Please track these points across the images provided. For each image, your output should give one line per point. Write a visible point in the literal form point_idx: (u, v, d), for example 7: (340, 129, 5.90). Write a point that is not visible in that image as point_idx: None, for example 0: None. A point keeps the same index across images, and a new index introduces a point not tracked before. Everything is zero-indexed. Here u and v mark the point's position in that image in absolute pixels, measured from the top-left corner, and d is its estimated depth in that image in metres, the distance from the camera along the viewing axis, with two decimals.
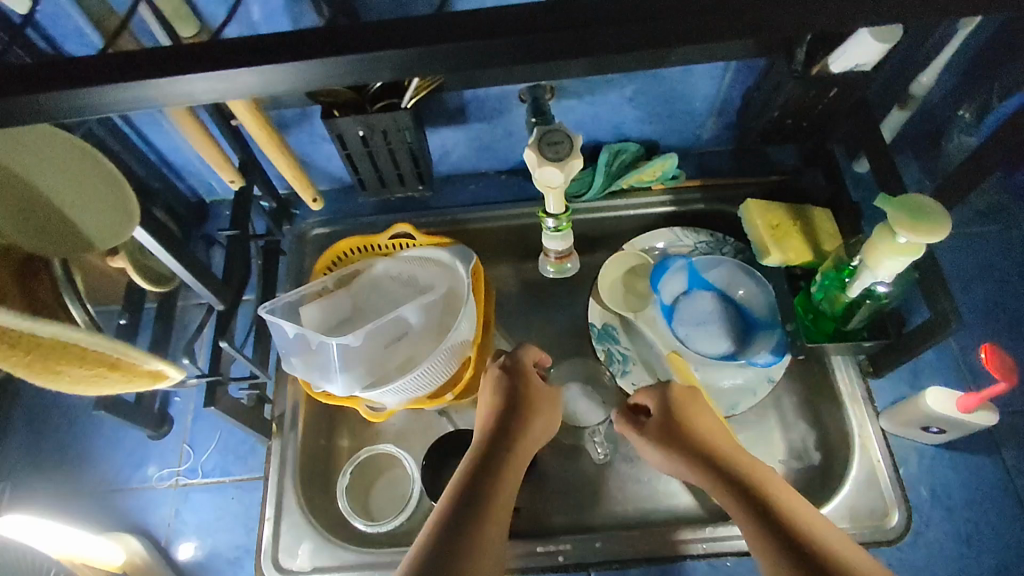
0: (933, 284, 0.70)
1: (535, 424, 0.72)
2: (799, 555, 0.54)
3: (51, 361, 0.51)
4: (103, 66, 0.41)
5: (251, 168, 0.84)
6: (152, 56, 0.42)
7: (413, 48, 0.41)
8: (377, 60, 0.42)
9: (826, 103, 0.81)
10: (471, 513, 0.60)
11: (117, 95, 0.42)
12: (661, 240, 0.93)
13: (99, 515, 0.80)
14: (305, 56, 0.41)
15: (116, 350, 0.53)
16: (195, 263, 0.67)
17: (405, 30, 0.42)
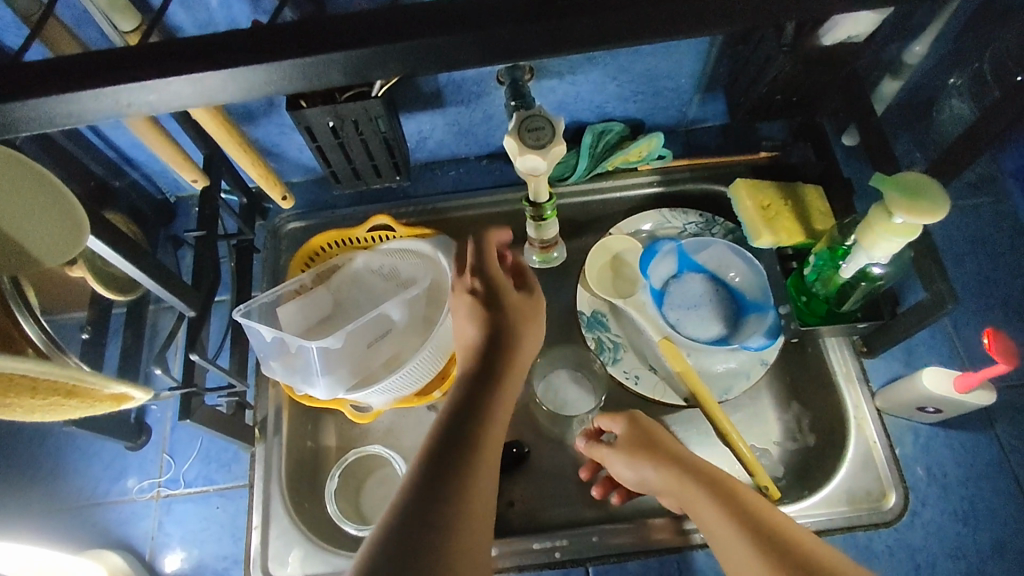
0: (930, 262, 0.68)
1: (520, 352, 0.63)
2: (779, 556, 0.53)
3: (0, 395, 0.46)
4: (48, 75, 0.39)
5: (217, 163, 0.79)
6: (102, 62, 0.40)
7: (365, 49, 0.40)
8: (324, 63, 0.40)
9: (816, 75, 0.78)
10: (456, 463, 0.51)
11: (62, 107, 0.40)
12: (647, 222, 0.91)
13: (79, 531, 0.78)
14: (251, 61, 0.39)
15: (72, 376, 0.49)
16: (159, 270, 0.63)
17: (355, 29, 0.40)
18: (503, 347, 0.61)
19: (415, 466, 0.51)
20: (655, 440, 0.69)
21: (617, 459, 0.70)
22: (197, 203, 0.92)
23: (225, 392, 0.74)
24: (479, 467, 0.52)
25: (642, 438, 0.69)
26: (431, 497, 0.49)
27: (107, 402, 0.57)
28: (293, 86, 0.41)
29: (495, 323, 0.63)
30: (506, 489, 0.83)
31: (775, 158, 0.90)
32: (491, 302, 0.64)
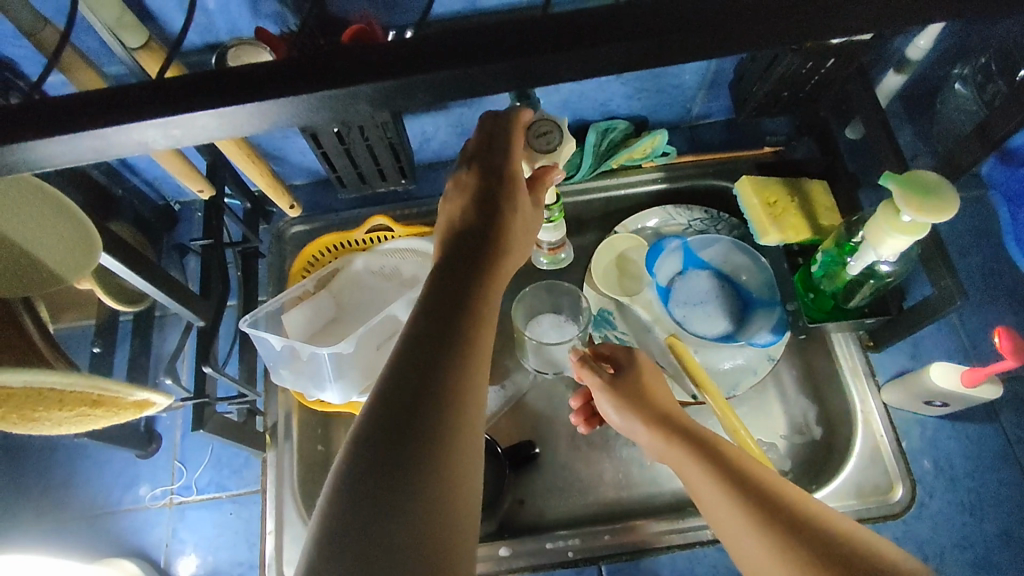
0: (937, 258, 0.68)
1: (517, 249, 0.55)
2: (759, 499, 0.52)
3: (28, 409, 0.47)
4: (43, 116, 0.34)
5: (220, 170, 0.79)
6: (94, 98, 0.34)
7: (395, 80, 0.34)
8: (354, 96, 0.35)
9: (821, 72, 0.78)
10: (438, 368, 0.45)
11: (46, 150, 0.34)
12: (652, 218, 0.91)
13: (93, 540, 0.78)
14: (274, 95, 0.34)
15: (98, 386, 0.50)
16: (167, 282, 0.63)
17: (388, 54, 0.35)
18: (497, 237, 0.53)
19: (390, 370, 0.45)
20: (645, 394, 0.67)
21: (608, 403, 0.69)
22: (200, 208, 0.92)
23: (237, 401, 0.74)
24: (467, 368, 0.45)
25: (632, 389, 0.67)
26: (411, 412, 0.43)
27: (128, 412, 0.56)
28: (317, 119, 0.36)
29: (491, 212, 0.54)
30: (517, 488, 0.83)
31: (779, 153, 0.90)
32: (492, 191, 0.54)
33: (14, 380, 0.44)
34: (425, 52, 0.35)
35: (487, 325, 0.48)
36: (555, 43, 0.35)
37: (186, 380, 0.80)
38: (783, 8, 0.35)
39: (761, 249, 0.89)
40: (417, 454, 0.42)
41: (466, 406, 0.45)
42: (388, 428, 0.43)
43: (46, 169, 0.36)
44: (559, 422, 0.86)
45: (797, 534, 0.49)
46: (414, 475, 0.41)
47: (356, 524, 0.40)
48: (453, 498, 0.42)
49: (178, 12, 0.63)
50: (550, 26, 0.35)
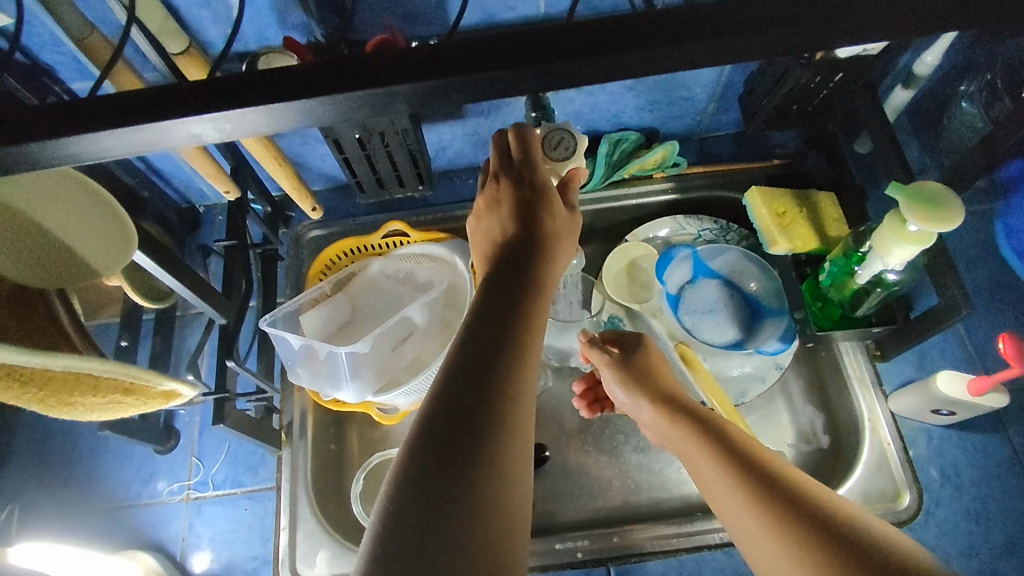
0: (943, 269, 0.69)
1: (557, 260, 0.57)
2: (768, 484, 0.54)
3: (64, 393, 0.50)
4: (100, 109, 0.36)
5: (244, 173, 0.81)
6: (150, 95, 0.36)
7: (430, 80, 0.37)
8: (392, 95, 0.37)
9: (830, 87, 0.80)
10: (486, 378, 0.47)
11: (101, 143, 0.37)
12: (663, 228, 0.93)
13: (111, 532, 0.80)
14: (317, 91, 0.36)
15: (130, 376, 0.52)
16: (194, 279, 0.65)
17: (426, 57, 0.37)
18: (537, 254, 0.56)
19: (441, 379, 0.47)
20: (650, 374, 0.69)
21: (614, 382, 0.71)
22: (222, 212, 0.94)
23: (255, 398, 0.77)
24: (514, 377, 0.47)
25: (639, 373, 0.69)
26: (467, 413, 0.45)
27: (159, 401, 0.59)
28: (357, 116, 0.39)
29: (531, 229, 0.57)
30: None
31: (788, 165, 0.92)
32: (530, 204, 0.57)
33: (55, 365, 0.46)
34: (457, 56, 0.37)
35: (530, 337, 0.51)
36: (577, 50, 0.37)
37: (206, 377, 0.82)
38: (791, 19, 0.37)
39: (770, 259, 0.90)
40: (468, 458, 0.43)
41: (513, 414, 0.46)
42: (440, 431, 0.44)
43: (100, 159, 0.38)
44: (569, 427, 0.87)
45: (820, 532, 0.49)
46: (465, 477, 0.43)
47: (422, 523, 0.41)
48: (501, 501, 0.44)
49: (213, 23, 0.66)
50: (575, 36, 0.37)
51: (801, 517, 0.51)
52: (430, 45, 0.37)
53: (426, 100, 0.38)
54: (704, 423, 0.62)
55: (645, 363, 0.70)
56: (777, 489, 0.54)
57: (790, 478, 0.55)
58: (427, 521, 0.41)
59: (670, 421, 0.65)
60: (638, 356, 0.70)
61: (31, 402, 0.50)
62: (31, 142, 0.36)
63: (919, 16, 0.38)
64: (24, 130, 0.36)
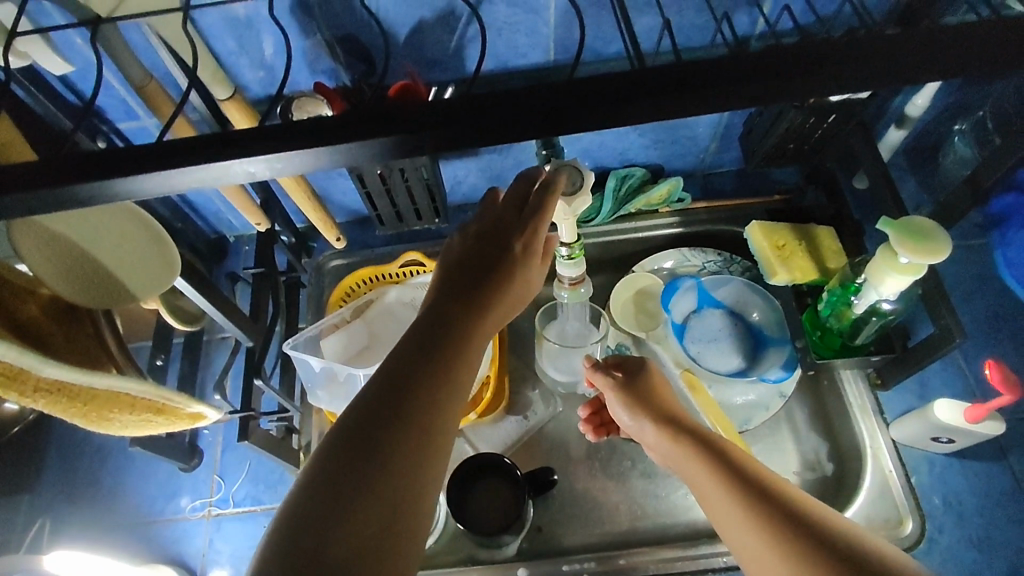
0: (936, 299, 0.72)
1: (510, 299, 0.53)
2: (765, 497, 0.57)
3: (106, 410, 0.55)
4: (168, 151, 0.41)
5: (273, 206, 0.87)
6: (212, 139, 0.42)
7: (454, 126, 0.41)
8: (419, 139, 0.42)
9: (825, 127, 0.84)
10: (410, 401, 0.46)
11: (165, 180, 0.41)
12: (668, 260, 0.97)
13: (135, 546, 0.83)
14: (353, 138, 0.41)
15: (162, 396, 0.57)
16: (226, 303, 0.70)
17: (448, 108, 0.42)
18: (496, 267, 0.52)
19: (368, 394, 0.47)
20: (653, 396, 0.73)
21: (619, 406, 0.74)
22: (248, 242, 1.00)
23: (276, 417, 0.80)
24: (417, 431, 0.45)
25: (642, 397, 0.72)
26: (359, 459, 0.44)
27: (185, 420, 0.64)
28: (389, 159, 0.43)
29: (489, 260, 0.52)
30: (535, 514, 0.87)
31: (789, 200, 0.96)
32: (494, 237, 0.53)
33: (100, 383, 0.51)
34: (477, 105, 0.42)
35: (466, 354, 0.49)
36: (582, 101, 0.42)
37: (231, 398, 0.86)
38: (772, 73, 0.42)
39: (771, 290, 0.93)
40: (361, 479, 0.43)
41: (427, 434, 0.45)
42: (329, 475, 0.43)
43: (164, 194, 0.43)
44: (577, 451, 0.90)
45: (813, 545, 0.52)
46: (368, 485, 0.43)
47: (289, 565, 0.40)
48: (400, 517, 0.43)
49: (252, 70, 0.73)
50: (579, 86, 0.42)
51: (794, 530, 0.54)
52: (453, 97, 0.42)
53: (447, 144, 0.43)
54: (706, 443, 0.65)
55: (649, 385, 0.74)
56: (769, 504, 0.56)
57: (788, 493, 0.57)
58: (307, 534, 0.41)
59: (671, 440, 0.68)
60: (642, 377, 0.74)
61: (74, 416, 0.54)
62: (103, 179, 0.41)
63: (890, 72, 0.42)
64: (99, 170, 0.41)
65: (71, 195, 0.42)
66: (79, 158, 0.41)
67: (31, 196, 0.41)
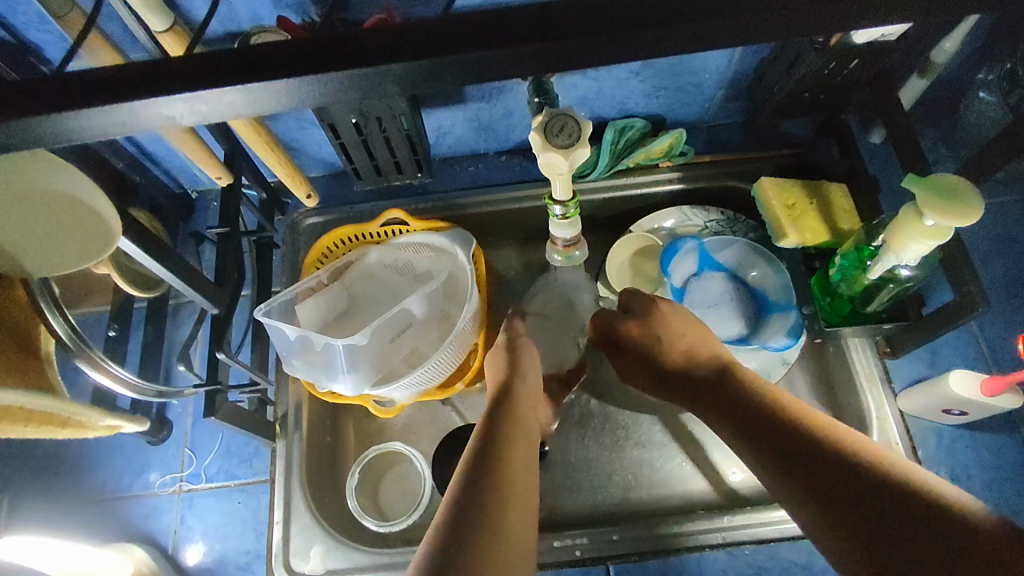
0: (959, 264, 0.67)
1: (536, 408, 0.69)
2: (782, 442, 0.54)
3: (0, 426, 0.56)
4: (81, 87, 0.34)
5: (238, 158, 0.79)
6: (143, 71, 0.34)
7: (428, 61, 0.34)
8: (383, 76, 0.35)
9: (843, 74, 0.77)
10: (494, 450, 0.59)
11: (83, 121, 0.34)
12: (668, 219, 0.90)
13: (103, 523, 0.79)
14: (302, 74, 0.34)
15: (66, 408, 0.59)
16: (183, 267, 0.63)
17: (423, 35, 0.35)
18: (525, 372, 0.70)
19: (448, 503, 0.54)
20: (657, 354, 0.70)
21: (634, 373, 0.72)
22: (216, 198, 0.92)
23: (249, 390, 0.75)
24: (499, 532, 0.52)
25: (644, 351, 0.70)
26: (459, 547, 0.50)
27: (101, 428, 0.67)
28: (351, 99, 0.36)
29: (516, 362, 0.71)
30: None
31: (799, 155, 0.89)
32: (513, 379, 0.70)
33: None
34: (457, 32, 0.34)
35: (517, 459, 0.59)
36: (584, 29, 0.34)
37: (199, 367, 0.80)
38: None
39: (779, 251, 0.87)
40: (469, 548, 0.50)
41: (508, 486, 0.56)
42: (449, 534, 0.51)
43: (98, 139, 0.36)
44: (570, 420, 0.86)
45: (823, 474, 0.50)
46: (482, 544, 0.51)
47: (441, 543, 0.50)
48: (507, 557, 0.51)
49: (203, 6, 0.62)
50: (582, 10, 0.35)
51: (803, 460, 0.52)
52: (430, 23, 0.35)
53: (422, 83, 0.36)
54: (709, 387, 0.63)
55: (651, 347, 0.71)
56: (785, 446, 0.54)
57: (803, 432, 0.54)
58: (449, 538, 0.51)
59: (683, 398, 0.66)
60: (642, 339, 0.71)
61: None
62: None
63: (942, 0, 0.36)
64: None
65: None
66: None
67: None
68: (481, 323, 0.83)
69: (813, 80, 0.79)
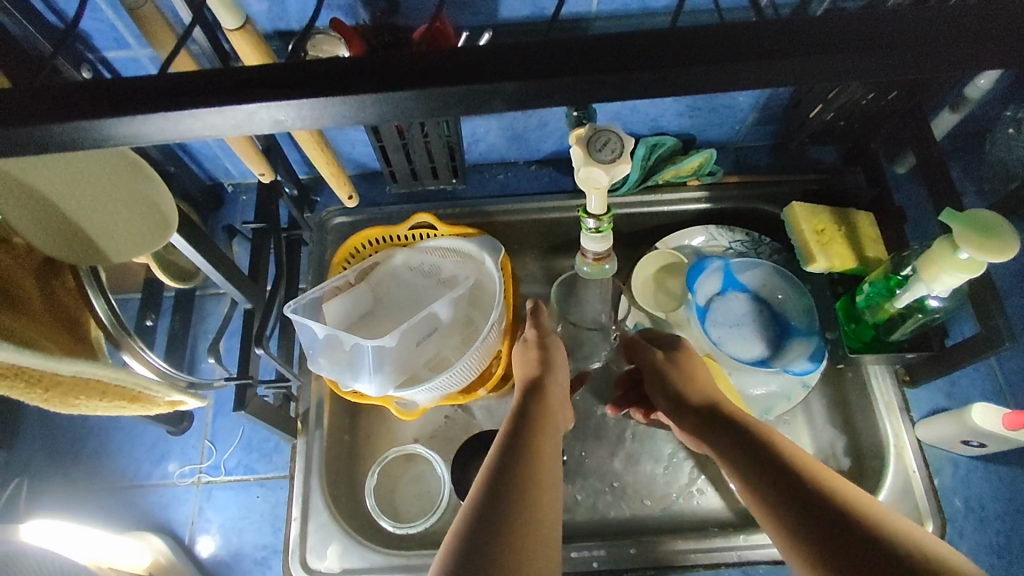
0: (986, 297, 0.68)
1: (556, 409, 0.69)
2: (787, 492, 0.56)
3: (73, 396, 0.51)
4: (173, 88, 0.35)
5: (275, 155, 0.80)
6: (229, 75, 0.35)
7: (512, 82, 0.35)
8: (489, 94, 0.36)
9: (880, 103, 0.79)
10: (521, 444, 0.60)
11: (169, 124, 0.35)
12: (696, 236, 0.91)
13: (120, 511, 0.79)
14: (395, 86, 0.35)
15: (139, 384, 0.54)
16: (225, 261, 0.63)
17: (510, 56, 0.36)
18: (544, 369, 0.71)
19: (478, 486, 0.56)
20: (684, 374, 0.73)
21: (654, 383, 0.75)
22: (246, 192, 0.93)
23: (276, 386, 0.75)
24: (527, 525, 0.52)
25: (669, 387, 0.72)
26: (486, 532, 0.51)
27: (165, 406, 0.61)
28: (434, 117, 0.38)
29: (538, 358, 0.72)
30: None
31: (826, 180, 0.91)
32: (536, 378, 0.70)
33: (68, 370, 0.48)
34: (546, 56, 0.36)
35: (547, 459, 0.60)
36: (675, 60, 0.36)
37: (224, 360, 0.81)
38: (893, 41, 0.36)
39: (801, 274, 0.89)
40: (497, 534, 0.51)
41: (532, 482, 0.56)
42: (479, 521, 0.52)
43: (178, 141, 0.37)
44: (587, 430, 0.86)
45: (834, 529, 0.51)
46: (512, 532, 0.51)
47: (472, 524, 0.52)
48: (535, 549, 0.51)
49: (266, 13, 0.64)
50: (668, 41, 0.36)
51: (825, 524, 0.52)
52: (520, 45, 0.36)
53: (509, 102, 0.37)
54: (724, 423, 0.66)
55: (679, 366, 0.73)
56: (794, 491, 0.55)
57: (813, 483, 0.56)
58: (477, 525, 0.52)
59: (701, 427, 0.67)
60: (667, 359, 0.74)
61: (35, 400, 0.50)
62: (91, 120, 0.35)
63: (1013, 50, 0.37)
64: (88, 110, 0.35)
65: (51, 135, 0.35)
66: (54, 90, 0.35)
67: (6, 133, 0.35)
68: (506, 331, 0.83)
69: (849, 108, 0.80)
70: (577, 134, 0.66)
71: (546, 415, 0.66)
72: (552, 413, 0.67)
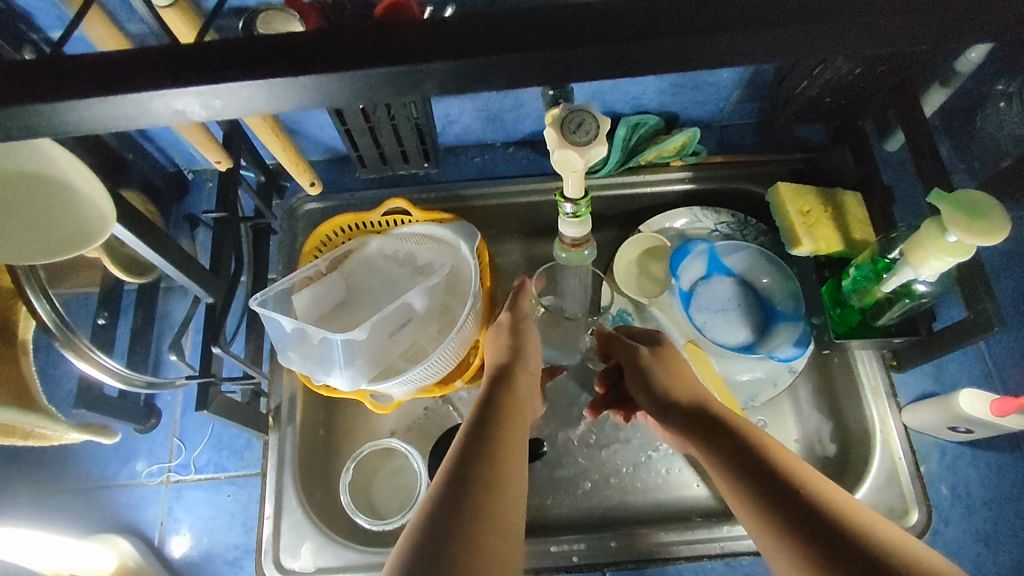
0: (974, 281, 0.66)
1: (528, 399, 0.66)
2: (760, 481, 0.54)
3: None
4: (82, 70, 0.31)
5: (236, 141, 0.76)
6: (146, 55, 0.32)
7: (461, 62, 0.32)
8: (425, 73, 0.33)
9: (868, 78, 0.75)
10: (489, 436, 0.57)
11: (82, 110, 0.32)
12: (680, 218, 0.89)
13: (87, 513, 0.77)
14: (330, 68, 0.32)
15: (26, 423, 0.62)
16: (181, 255, 0.60)
17: (458, 32, 0.33)
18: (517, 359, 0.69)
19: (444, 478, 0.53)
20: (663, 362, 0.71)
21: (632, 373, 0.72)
22: (212, 178, 0.89)
23: (242, 382, 0.72)
24: (490, 522, 0.50)
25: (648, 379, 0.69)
26: (449, 529, 0.48)
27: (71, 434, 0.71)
28: (378, 101, 0.34)
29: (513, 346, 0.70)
30: None
31: (812, 160, 0.88)
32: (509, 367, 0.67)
33: None
34: (496, 30, 0.32)
35: (515, 451, 0.57)
36: (640, 32, 0.32)
37: (191, 356, 0.78)
38: (878, 12, 0.33)
39: (786, 257, 0.86)
40: (461, 531, 0.48)
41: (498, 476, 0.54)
42: (442, 516, 0.49)
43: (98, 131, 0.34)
44: (568, 421, 0.84)
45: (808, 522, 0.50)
46: (476, 528, 0.49)
47: (435, 518, 0.49)
48: (499, 547, 0.49)
49: None
50: (630, 12, 0.33)
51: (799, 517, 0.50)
52: (470, 19, 0.33)
53: (457, 83, 0.34)
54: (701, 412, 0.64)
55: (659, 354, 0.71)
56: (769, 481, 0.54)
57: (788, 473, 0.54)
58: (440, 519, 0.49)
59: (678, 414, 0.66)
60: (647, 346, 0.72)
61: None
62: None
63: (1005, 22, 0.34)
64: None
65: None
66: None
67: None
68: (482, 320, 0.80)
69: (835, 84, 0.77)
70: (550, 115, 0.63)
71: (517, 407, 0.63)
72: (522, 404, 0.65)
